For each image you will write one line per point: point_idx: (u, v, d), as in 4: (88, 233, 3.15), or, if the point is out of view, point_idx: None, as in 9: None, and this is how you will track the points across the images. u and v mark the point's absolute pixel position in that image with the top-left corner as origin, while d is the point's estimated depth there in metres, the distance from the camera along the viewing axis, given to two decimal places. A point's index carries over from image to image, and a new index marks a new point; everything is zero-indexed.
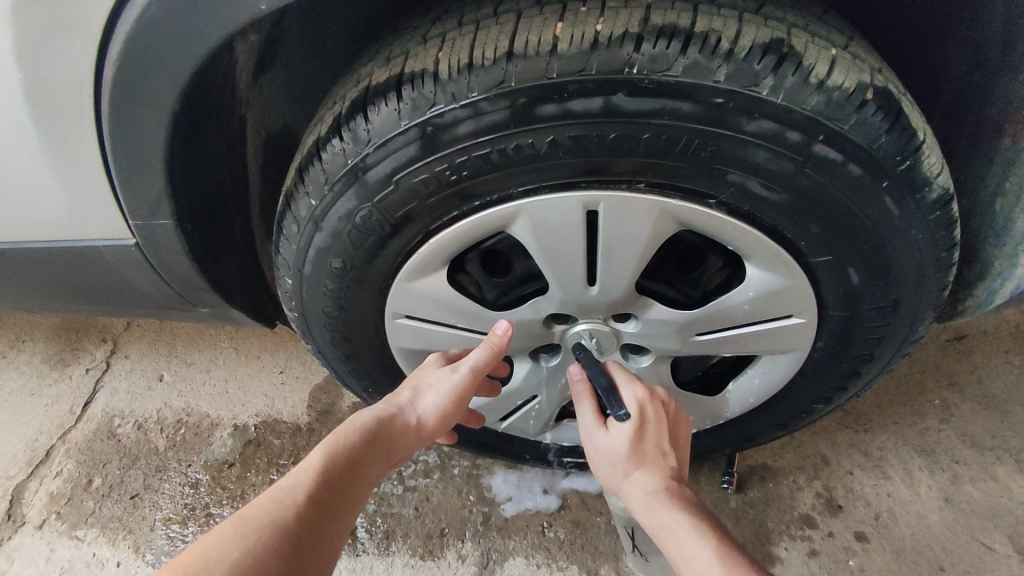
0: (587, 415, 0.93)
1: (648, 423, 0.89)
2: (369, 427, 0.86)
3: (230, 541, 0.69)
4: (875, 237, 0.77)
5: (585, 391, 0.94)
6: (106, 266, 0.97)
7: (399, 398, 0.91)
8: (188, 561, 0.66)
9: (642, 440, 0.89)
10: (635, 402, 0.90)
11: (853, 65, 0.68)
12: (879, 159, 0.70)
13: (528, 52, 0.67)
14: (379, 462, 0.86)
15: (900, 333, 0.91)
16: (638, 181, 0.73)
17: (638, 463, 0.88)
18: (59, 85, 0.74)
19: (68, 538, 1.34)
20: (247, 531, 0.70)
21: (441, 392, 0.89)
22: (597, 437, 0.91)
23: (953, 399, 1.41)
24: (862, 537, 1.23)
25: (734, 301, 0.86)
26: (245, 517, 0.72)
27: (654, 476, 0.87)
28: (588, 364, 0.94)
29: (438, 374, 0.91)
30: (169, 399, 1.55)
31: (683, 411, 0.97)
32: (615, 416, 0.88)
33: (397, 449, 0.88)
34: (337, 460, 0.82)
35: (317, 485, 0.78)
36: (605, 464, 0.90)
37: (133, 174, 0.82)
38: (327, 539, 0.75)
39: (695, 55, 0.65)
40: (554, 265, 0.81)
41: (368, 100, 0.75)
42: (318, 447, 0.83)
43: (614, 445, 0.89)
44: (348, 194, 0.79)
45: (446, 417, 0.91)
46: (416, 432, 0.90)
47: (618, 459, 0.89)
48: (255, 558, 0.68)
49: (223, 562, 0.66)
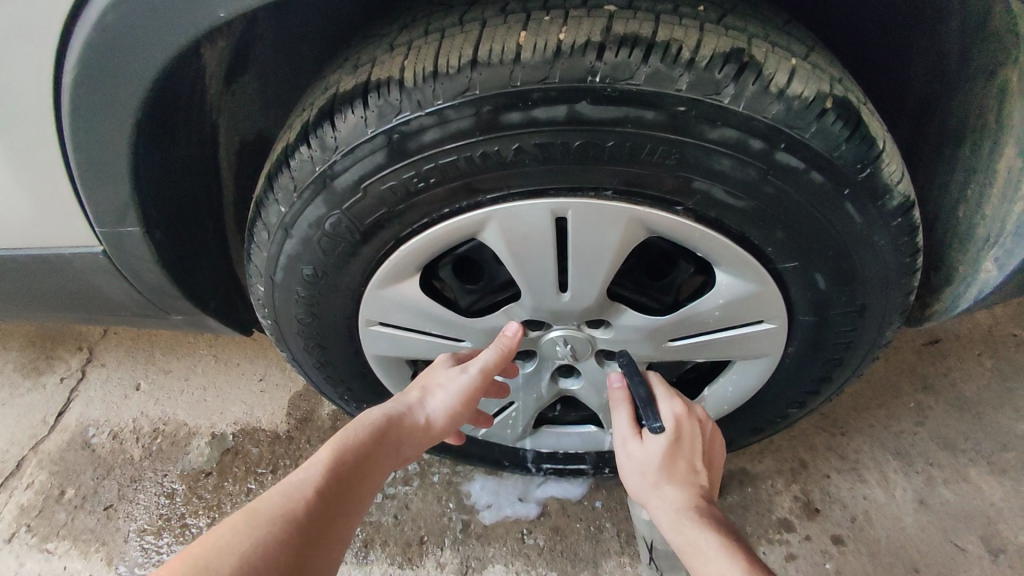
0: (622, 423, 0.94)
1: (682, 437, 0.90)
2: (378, 425, 0.86)
3: (241, 531, 0.70)
4: (840, 243, 0.78)
5: (623, 399, 0.95)
6: (75, 274, 0.96)
7: (408, 397, 0.91)
8: (199, 551, 0.67)
9: (676, 453, 0.90)
10: (671, 416, 0.91)
11: (813, 75, 0.69)
12: (841, 166, 0.71)
13: (492, 61, 0.67)
14: (388, 459, 0.86)
15: (869, 337, 0.92)
16: (605, 188, 0.74)
17: (668, 476, 0.89)
18: (19, 91, 0.74)
19: (40, 551, 1.32)
20: (258, 522, 0.71)
21: (450, 394, 0.89)
22: (630, 447, 0.92)
23: (928, 402, 1.43)
24: (838, 540, 1.25)
25: (705, 306, 0.87)
26: (255, 508, 0.73)
27: (683, 492, 0.87)
28: (628, 373, 0.94)
29: (448, 374, 0.90)
30: (145, 408, 1.53)
31: (719, 429, 0.96)
32: (650, 428, 0.90)
33: (407, 448, 0.89)
34: (346, 457, 0.82)
35: (327, 481, 0.79)
36: (636, 475, 0.91)
37: (98, 181, 0.81)
38: (335, 534, 0.76)
39: (656, 64, 0.65)
40: (525, 272, 0.81)
41: (335, 108, 0.75)
42: (327, 443, 0.83)
43: (647, 456, 0.90)
44: (316, 201, 0.79)
45: (454, 418, 0.92)
46: (425, 432, 0.90)
47: (649, 469, 0.89)
48: (265, 550, 0.69)
49: (234, 552, 0.67)
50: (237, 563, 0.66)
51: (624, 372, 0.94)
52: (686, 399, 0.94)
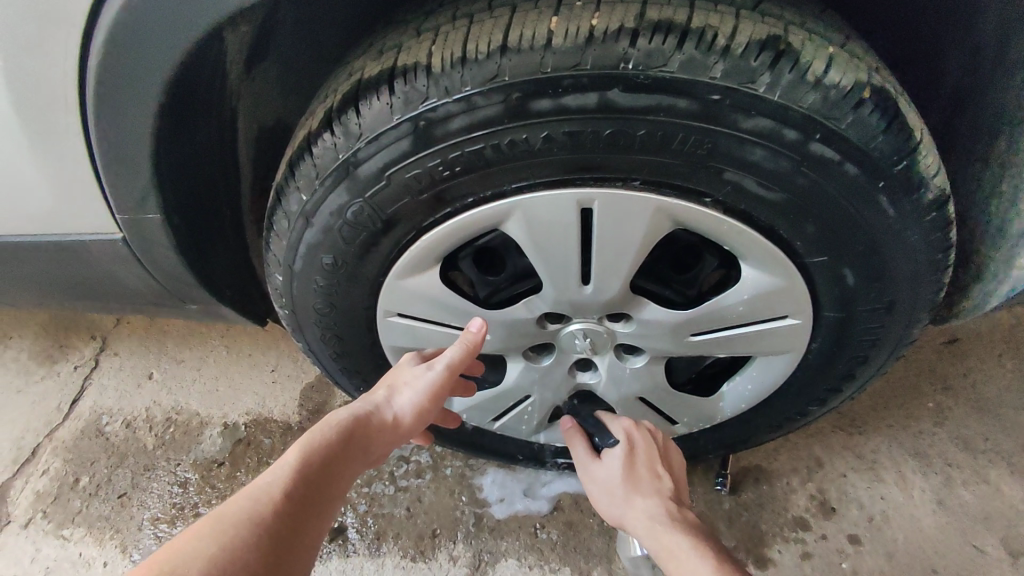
0: (582, 453, 1.06)
1: (636, 448, 1.02)
2: (346, 424, 0.84)
3: (205, 538, 0.66)
4: (872, 237, 0.76)
5: (577, 433, 1.07)
6: (93, 262, 0.96)
7: (375, 396, 0.89)
8: (164, 560, 0.63)
9: (635, 463, 1.01)
10: (622, 432, 1.04)
11: (850, 63, 0.68)
12: (876, 157, 0.70)
13: (522, 46, 0.66)
14: (357, 460, 0.83)
15: (895, 335, 0.91)
16: (633, 179, 0.73)
17: (634, 486, 0.98)
18: (43, 75, 0.73)
19: (55, 537, 1.32)
20: (224, 527, 0.68)
21: (418, 389, 0.88)
22: (595, 470, 1.04)
23: (947, 402, 1.41)
24: (854, 539, 1.23)
25: (729, 301, 0.86)
26: (220, 514, 0.69)
27: (650, 499, 0.96)
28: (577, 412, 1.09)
29: (414, 372, 0.90)
30: (158, 397, 1.53)
31: (671, 441, 1.08)
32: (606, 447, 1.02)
33: (376, 448, 0.86)
34: (315, 457, 0.79)
35: (295, 483, 0.75)
36: (605, 494, 1.01)
37: (120, 168, 0.81)
38: (308, 535, 0.73)
39: (691, 51, 0.64)
40: (548, 263, 0.80)
41: (360, 94, 0.74)
42: (294, 446, 0.80)
43: (610, 472, 1.01)
44: (339, 189, 0.78)
45: (421, 417, 0.89)
46: (393, 430, 0.87)
47: (616, 486, 0.99)
48: (233, 555, 0.66)
49: (201, 558, 0.64)
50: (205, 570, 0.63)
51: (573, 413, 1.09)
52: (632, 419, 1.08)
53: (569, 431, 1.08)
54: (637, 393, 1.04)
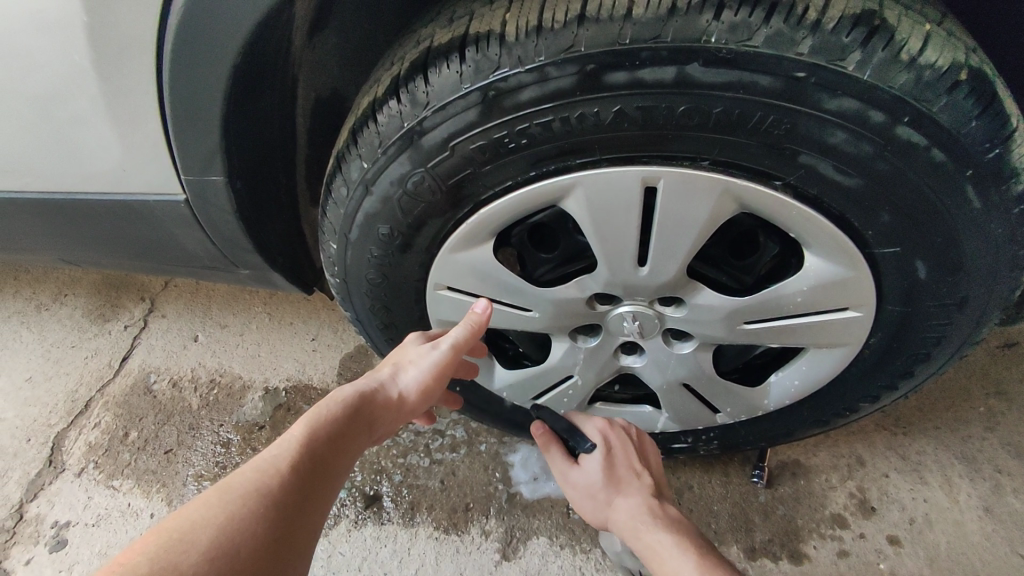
0: (559, 459, 1.05)
1: (613, 448, 1.02)
2: (352, 400, 0.83)
3: (213, 509, 0.67)
4: (950, 229, 0.73)
5: (551, 439, 1.06)
6: (155, 223, 0.98)
7: (380, 374, 0.89)
8: (174, 528, 0.64)
9: (613, 464, 1.00)
10: (597, 432, 1.05)
11: (947, 42, 0.64)
12: (966, 144, 0.66)
13: (601, 16, 0.64)
14: (362, 436, 0.83)
15: (962, 333, 0.87)
16: (702, 158, 0.71)
17: (615, 489, 0.98)
18: (124, 32, 0.74)
19: (106, 487, 1.38)
20: (231, 497, 0.68)
21: (423, 366, 0.89)
22: (574, 475, 1.03)
23: (1000, 407, 1.36)
24: (895, 540, 1.20)
25: (788, 290, 0.83)
26: (227, 485, 0.70)
27: (631, 498, 0.96)
28: (549, 417, 1.08)
29: (419, 351, 0.90)
30: (203, 359, 1.57)
31: (646, 437, 1.09)
32: (583, 449, 1.02)
33: (380, 425, 0.86)
34: (320, 431, 0.78)
35: (301, 456, 0.75)
36: (587, 498, 1.00)
37: (189, 129, 0.82)
38: (312, 509, 0.73)
39: (779, 25, 0.61)
40: (605, 242, 0.79)
41: (429, 61, 0.73)
42: (299, 419, 0.80)
43: (589, 476, 1.00)
44: (401, 158, 0.77)
45: (426, 395, 0.90)
46: (398, 408, 0.88)
47: (597, 489, 0.99)
48: (240, 526, 0.66)
49: (210, 528, 0.65)
50: (213, 541, 0.64)
51: (544, 417, 1.08)
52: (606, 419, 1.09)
53: (542, 437, 1.06)
54: (683, 379, 1.02)
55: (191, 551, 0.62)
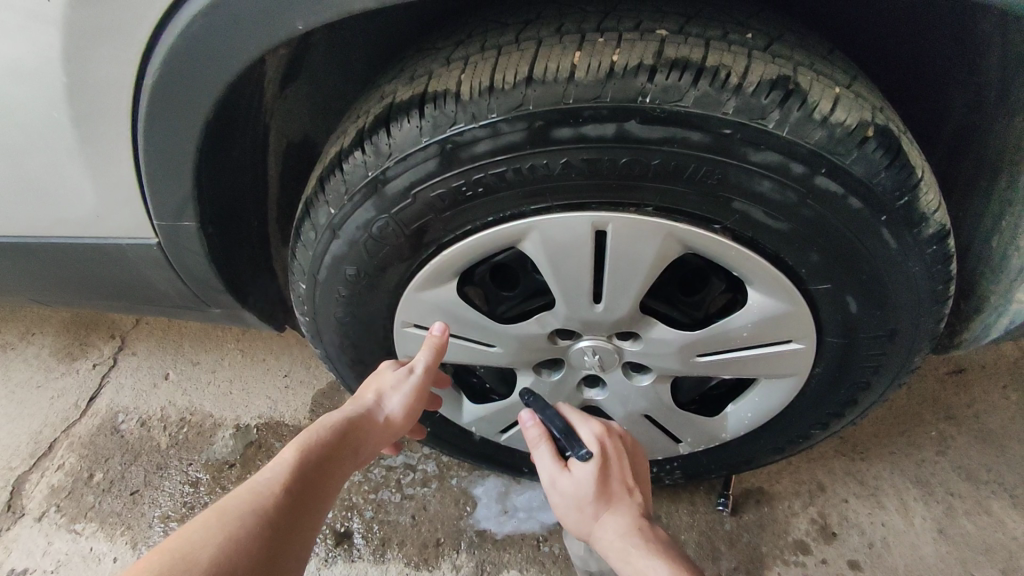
0: (546, 459, 0.93)
1: (609, 459, 0.92)
2: (338, 428, 0.87)
3: (212, 527, 0.71)
4: (875, 267, 0.80)
5: (541, 436, 0.95)
6: (127, 265, 1.01)
7: (363, 399, 0.92)
8: (176, 546, 0.69)
9: (608, 478, 0.90)
10: (593, 439, 0.93)
11: (856, 103, 0.72)
12: (879, 192, 0.73)
13: (547, 78, 0.70)
14: (349, 459, 0.87)
15: (898, 362, 0.93)
16: (646, 205, 0.76)
17: (605, 503, 0.89)
18: (102, 89, 0.78)
19: (67, 531, 1.36)
20: (230, 517, 0.73)
21: (406, 392, 0.92)
22: (561, 481, 0.91)
23: (950, 431, 1.41)
24: (854, 565, 1.24)
25: (735, 324, 0.88)
26: (226, 505, 0.74)
27: (622, 517, 0.88)
28: (542, 409, 0.98)
29: (397, 375, 0.93)
30: (173, 397, 1.57)
31: (638, 445, 1.00)
32: (577, 456, 0.90)
33: (366, 449, 0.89)
34: (310, 457, 0.83)
35: (293, 478, 0.80)
36: (572, 510, 0.90)
37: (162, 178, 0.85)
38: (303, 527, 0.77)
39: (705, 88, 0.68)
40: (561, 281, 0.83)
41: (391, 116, 0.79)
42: (290, 443, 0.84)
43: (580, 487, 0.89)
44: (366, 205, 0.82)
45: (410, 417, 0.93)
46: (383, 431, 0.91)
47: (585, 502, 0.89)
48: (238, 544, 0.71)
49: (210, 546, 0.69)
50: (212, 558, 0.68)
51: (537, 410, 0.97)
52: (602, 421, 0.98)
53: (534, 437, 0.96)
54: (644, 411, 1.07)
55: (194, 565, 0.67)
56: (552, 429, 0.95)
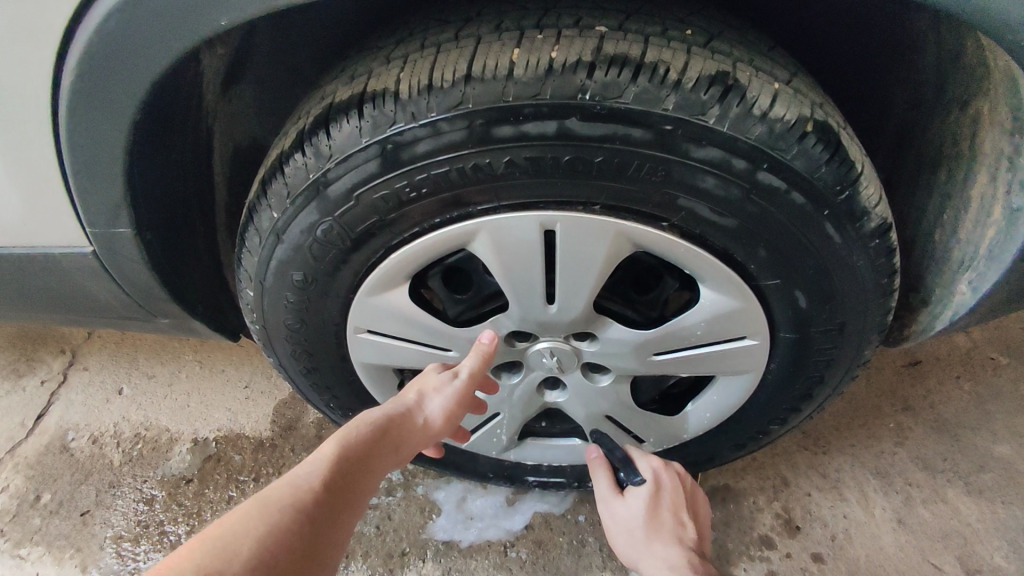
0: (604, 484, 1.08)
1: (663, 490, 1.05)
2: (380, 424, 0.82)
3: (251, 519, 0.67)
4: (820, 261, 0.80)
5: (601, 464, 1.09)
6: (64, 275, 0.96)
7: (406, 398, 0.87)
8: (216, 536, 0.64)
9: (659, 506, 1.04)
10: (649, 470, 1.07)
11: (794, 99, 0.72)
12: (821, 187, 0.74)
13: (486, 76, 0.69)
14: (390, 458, 0.82)
15: (849, 356, 0.94)
16: (593, 203, 0.76)
17: (655, 531, 1.02)
18: (19, 91, 0.74)
19: (12, 556, 1.30)
20: (269, 510, 0.68)
21: (448, 394, 0.88)
22: (617, 505, 1.07)
23: (907, 422, 1.44)
24: (818, 558, 1.25)
25: (689, 322, 0.88)
26: (265, 497, 0.70)
27: (670, 545, 1.00)
28: (603, 441, 1.09)
29: (441, 377, 0.89)
30: (127, 413, 1.51)
31: (697, 484, 1.11)
32: (632, 484, 1.05)
33: (406, 449, 0.84)
34: (352, 452, 0.77)
35: (333, 473, 0.75)
36: (626, 534, 1.04)
37: (92, 182, 0.82)
38: (342, 526, 0.72)
39: (644, 84, 0.68)
40: (513, 283, 0.82)
41: (331, 116, 0.77)
42: (330, 438, 0.79)
43: (633, 511, 1.04)
44: (309, 208, 0.80)
45: (451, 422, 0.88)
46: (424, 432, 0.86)
47: (637, 527, 1.03)
48: (277, 540, 0.66)
49: (250, 540, 0.65)
50: (252, 552, 0.64)
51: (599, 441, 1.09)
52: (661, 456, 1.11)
53: (593, 461, 1.09)
54: (605, 412, 1.06)
55: (233, 559, 0.62)
56: (611, 458, 1.08)
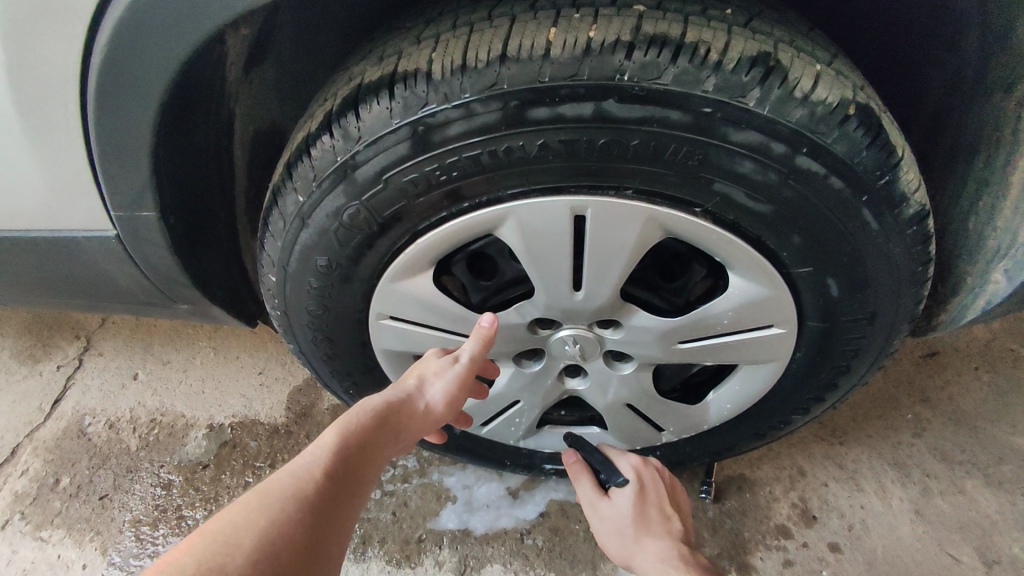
0: (588, 488, 1.06)
1: (646, 487, 1.03)
2: (381, 410, 0.81)
3: (253, 512, 0.66)
4: (855, 248, 0.79)
5: (582, 468, 1.07)
6: (85, 259, 0.95)
7: (405, 384, 0.86)
8: (217, 530, 0.64)
9: (645, 503, 1.01)
10: (630, 468, 1.06)
11: (836, 82, 0.70)
12: (860, 172, 0.72)
13: (521, 56, 0.68)
14: (391, 445, 0.81)
15: (877, 345, 0.93)
16: (626, 188, 0.74)
17: (643, 528, 0.98)
18: (47, 71, 0.73)
19: (33, 539, 1.30)
20: (270, 502, 0.67)
21: (449, 379, 0.87)
22: (603, 506, 1.04)
23: (925, 413, 1.43)
24: (835, 547, 1.25)
25: (716, 310, 0.87)
26: (266, 488, 0.69)
27: (660, 541, 0.96)
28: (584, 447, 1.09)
29: (441, 362, 0.88)
30: (143, 398, 1.51)
31: (678, 480, 1.10)
32: (615, 483, 1.03)
33: (408, 435, 0.83)
34: (352, 440, 0.76)
35: (334, 462, 0.74)
36: (614, 535, 1.00)
37: (117, 165, 0.81)
38: (344, 515, 0.72)
39: (684, 65, 0.66)
40: (541, 269, 0.81)
41: (360, 98, 0.75)
42: (330, 426, 0.78)
43: (619, 511, 1.01)
44: (335, 192, 0.79)
45: (452, 407, 0.88)
46: (426, 418, 0.85)
47: (625, 526, 0.99)
48: (279, 531, 0.65)
49: (251, 532, 0.64)
50: (253, 544, 0.63)
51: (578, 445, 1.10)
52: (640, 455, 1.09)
53: (574, 464, 1.08)
54: (626, 400, 1.05)
55: (236, 552, 0.62)
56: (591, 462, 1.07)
